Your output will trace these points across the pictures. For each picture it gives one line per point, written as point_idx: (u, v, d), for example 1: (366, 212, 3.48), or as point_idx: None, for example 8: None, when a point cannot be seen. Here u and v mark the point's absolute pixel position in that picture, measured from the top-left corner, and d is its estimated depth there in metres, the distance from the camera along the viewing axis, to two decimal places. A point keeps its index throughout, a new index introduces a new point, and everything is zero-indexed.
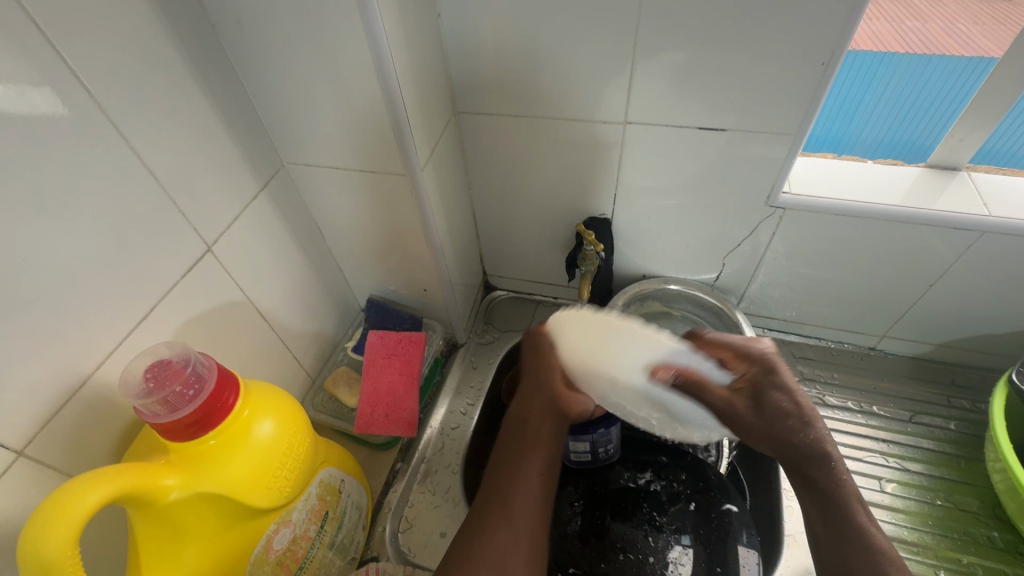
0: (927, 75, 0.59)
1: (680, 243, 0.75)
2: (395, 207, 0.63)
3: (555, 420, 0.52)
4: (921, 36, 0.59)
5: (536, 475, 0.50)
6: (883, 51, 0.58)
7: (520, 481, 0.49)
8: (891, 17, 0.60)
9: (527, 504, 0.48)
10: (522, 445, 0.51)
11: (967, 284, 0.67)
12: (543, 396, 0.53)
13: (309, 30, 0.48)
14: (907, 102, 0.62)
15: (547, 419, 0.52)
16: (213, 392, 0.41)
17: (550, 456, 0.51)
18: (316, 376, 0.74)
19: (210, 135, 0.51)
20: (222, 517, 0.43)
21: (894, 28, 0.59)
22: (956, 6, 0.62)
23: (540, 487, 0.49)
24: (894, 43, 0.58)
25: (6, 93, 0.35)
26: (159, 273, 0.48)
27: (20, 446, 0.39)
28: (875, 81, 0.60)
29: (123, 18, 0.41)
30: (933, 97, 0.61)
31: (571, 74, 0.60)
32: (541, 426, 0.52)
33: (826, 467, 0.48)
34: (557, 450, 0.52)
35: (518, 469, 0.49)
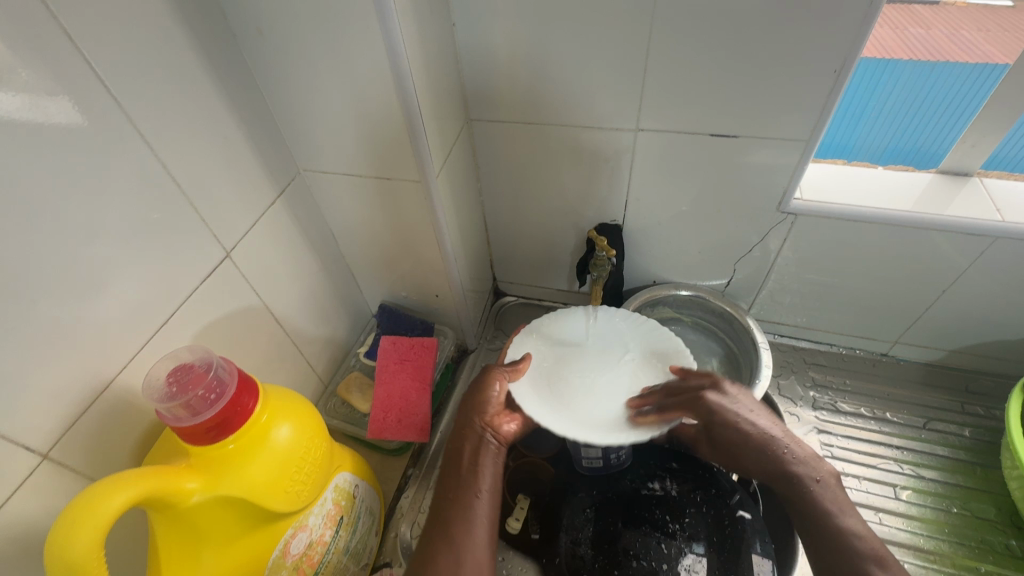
0: (931, 82, 0.59)
1: (691, 249, 0.75)
2: (409, 213, 0.63)
3: (489, 445, 0.55)
4: (926, 45, 0.58)
5: (480, 499, 0.50)
6: (887, 57, 0.58)
7: (464, 506, 0.49)
8: (896, 25, 0.59)
9: (472, 527, 0.48)
10: (461, 472, 0.52)
11: (981, 289, 0.67)
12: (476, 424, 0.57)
13: (328, 40, 0.48)
14: (913, 109, 0.62)
15: (482, 444, 0.55)
16: (232, 397, 0.41)
17: (490, 480, 0.52)
18: (329, 381, 0.74)
19: (229, 142, 0.52)
20: (241, 521, 0.43)
21: (898, 36, 0.58)
22: (965, 10, 0.59)
23: (485, 509, 0.50)
24: (897, 49, 0.58)
25: (22, 104, 0.35)
26: (179, 277, 0.49)
27: (45, 449, 0.40)
28: (880, 88, 0.60)
29: (148, 28, 0.42)
30: (939, 103, 0.61)
31: (583, 82, 0.61)
32: (477, 450, 0.54)
33: (794, 484, 0.50)
34: (497, 472, 0.53)
35: (458, 494, 0.50)
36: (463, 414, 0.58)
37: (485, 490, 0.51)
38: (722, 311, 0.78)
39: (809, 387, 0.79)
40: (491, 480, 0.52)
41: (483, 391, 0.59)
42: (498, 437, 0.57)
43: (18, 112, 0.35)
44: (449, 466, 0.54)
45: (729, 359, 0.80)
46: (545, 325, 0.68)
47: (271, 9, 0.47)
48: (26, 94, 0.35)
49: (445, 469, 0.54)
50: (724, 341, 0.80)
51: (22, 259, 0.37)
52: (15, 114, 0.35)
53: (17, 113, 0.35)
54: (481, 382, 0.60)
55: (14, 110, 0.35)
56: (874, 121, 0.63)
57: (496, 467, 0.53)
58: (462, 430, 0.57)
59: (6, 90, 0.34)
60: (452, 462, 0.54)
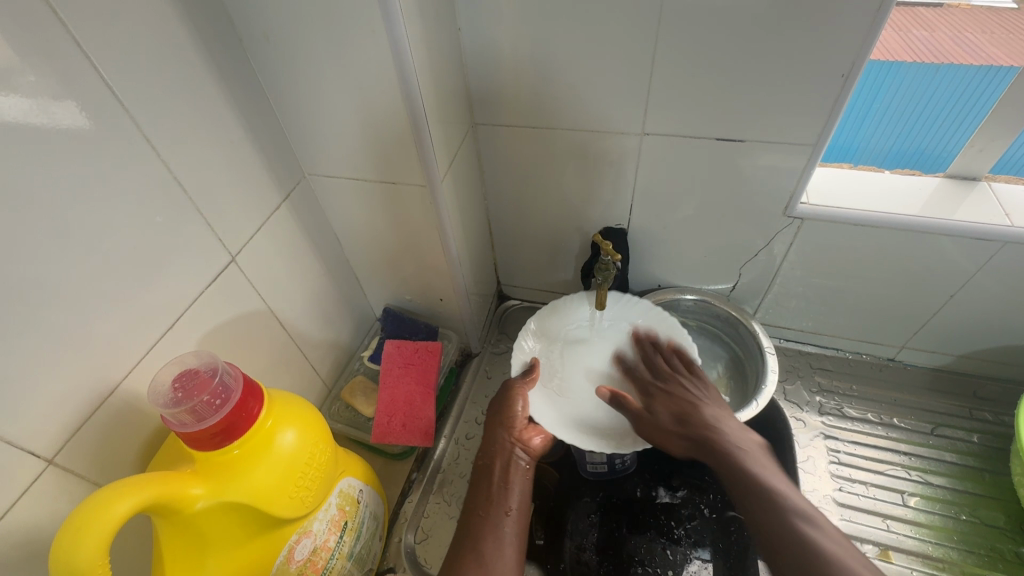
0: (935, 85, 0.58)
1: (695, 253, 0.75)
2: (413, 218, 0.63)
3: (519, 463, 0.60)
4: (930, 47, 0.58)
5: (508, 517, 0.55)
6: (892, 60, 0.57)
7: (494, 525, 0.54)
8: (901, 27, 0.59)
9: (501, 546, 0.53)
10: (491, 490, 0.58)
11: (990, 294, 0.66)
12: (505, 441, 0.61)
13: (334, 45, 0.48)
14: (917, 112, 0.61)
15: (511, 461, 0.60)
16: (238, 402, 0.41)
17: (518, 500, 0.57)
18: (333, 385, 0.74)
19: (235, 146, 0.52)
20: (246, 526, 0.43)
21: (902, 38, 0.59)
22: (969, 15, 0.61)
23: (512, 528, 0.55)
24: (901, 52, 0.58)
25: (28, 108, 0.35)
26: (184, 281, 0.49)
27: (50, 455, 0.40)
28: (884, 91, 0.60)
29: (156, 33, 0.42)
30: (942, 106, 0.61)
31: (588, 86, 0.61)
32: (507, 468, 0.59)
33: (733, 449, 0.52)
34: (524, 488, 0.58)
35: (489, 515, 0.55)
36: (491, 432, 0.62)
37: (513, 508, 0.56)
38: (727, 315, 0.77)
39: (815, 392, 0.79)
40: (519, 499, 0.57)
41: (507, 405, 0.63)
42: (526, 450, 0.61)
43: (24, 116, 0.35)
44: (479, 482, 0.59)
45: (735, 363, 0.79)
46: (552, 313, 0.71)
47: (277, 14, 0.48)
48: (32, 98, 0.35)
49: (475, 485, 0.59)
50: (729, 345, 0.80)
51: (29, 264, 0.37)
52: (21, 118, 0.35)
53: (24, 117, 0.35)
54: (506, 398, 0.64)
55: (20, 113, 0.35)
56: (878, 123, 0.63)
57: (524, 485, 0.59)
58: (491, 446, 0.61)
59: (13, 94, 0.34)
60: (484, 478, 0.59)
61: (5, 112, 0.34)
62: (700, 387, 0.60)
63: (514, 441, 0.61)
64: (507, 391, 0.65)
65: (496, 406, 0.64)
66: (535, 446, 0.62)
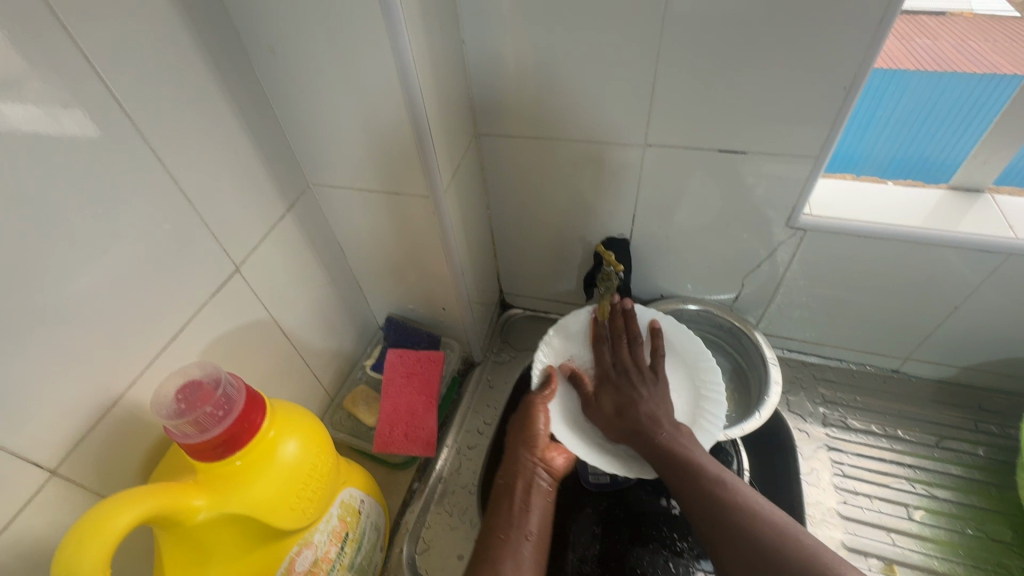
0: (939, 93, 0.58)
1: (698, 263, 0.75)
2: (416, 227, 0.64)
3: (541, 484, 0.61)
4: (934, 55, 0.58)
5: (527, 541, 0.56)
6: (895, 69, 0.57)
7: (513, 547, 0.55)
8: (902, 36, 0.60)
9: (519, 569, 0.53)
10: (512, 510, 0.58)
11: (994, 306, 0.66)
12: (527, 460, 0.62)
13: (339, 57, 0.49)
14: (919, 122, 0.61)
15: (534, 482, 0.61)
16: (241, 413, 0.41)
17: (538, 523, 0.58)
18: (335, 394, 0.74)
19: (241, 157, 0.53)
20: (247, 538, 0.43)
21: (906, 47, 0.59)
22: (972, 24, 0.61)
23: (530, 552, 0.55)
24: (904, 60, 0.58)
25: (41, 117, 0.36)
26: (189, 292, 0.49)
27: (53, 465, 0.40)
28: (887, 98, 0.60)
29: (164, 48, 0.43)
30: (945, 116, 0.60)
31: (590, 98, 0.61)
32: (529, 489, 0.60)
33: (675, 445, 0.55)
34: (544, 514, 0.59)
35: (508, 537, 0.55)
36: (515, 451, 0.63)
37: (533, 532, 0.57)
38: (730, 325, 0.77)
39: (819, 403, 0.78)
40: (538, 522, 0.58)
41: (529, 425, 0.64)
42: (550, 471, 0.62)
43: (35, 125, 0.36)
44: (500, 502, 0.60)
45: (738, 374, 0.79)
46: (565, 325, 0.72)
47: (285, 28, 0.48)
48: (42, 107, 0.36)
49: (496, 506, 0.59)
50: (731, 355, 0.79)
51: (36, 273, 0.37)
52: (33, 128, 0.36)
53: (35, 127, 0.36)
54: (528, 416, 0.65)
55: (30, 123, 0.35)
56: (879, 131, 0.63)
57: (545, 508, 0.59)
58: (513, 466, 0.62)
59: (31, 104, 0.35)
60: (505, 498, 0.60)
61: (27, 125, 0.35)
62: (653, 385, 0.61)
63: (536, 461, 0.62)
64: (528, 409, 0.66)
65: (520, 429, 0.65)
66: (556, 467, 0.63)
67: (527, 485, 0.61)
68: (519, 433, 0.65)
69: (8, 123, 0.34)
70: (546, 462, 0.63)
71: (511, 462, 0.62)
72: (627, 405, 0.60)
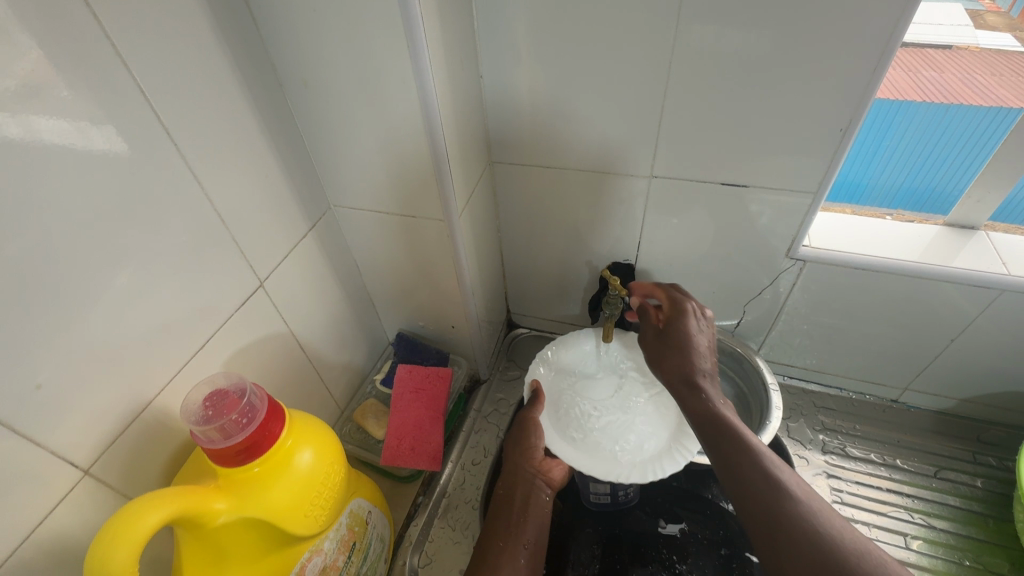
0: (944, 125, 0.61)
1: (701, 289, 0.77)
2: (430, 248, 0.67)
3: (540, 495, 0.65)
4: (938, 86, 0.60)
5: (524, 550, 0.60)
6: (900, 99, 0.60)
7: (511, 553, 0.59)
8: (910, 67, 0.62)
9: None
10: (510, 520, 0.62)
11: (990, 339, 0.67)
12: (527, 472, 0.66)
13: (367, 91, 0.53)
14: (922, 155, 0.64)
15: (533, 493, 0.65)
16: (262, 422, 0.44)
17: (535, 533, 0.62)
18: (346, 407, 0.76)
19: (270, 179, 0.56)
20: (263, 541, 0.45)
21: (911, 78, 0.61)
22: (977, 58, 0.63)
23: (526, 560, 0.59)
24: (910, 91, 0.60)
25: (68, 129, 0.37)
26: (216, 304, 0.52)
27: (87, 465, 0.42)
28: (893, 129, 0.62)
29: (208, 79, 0.47)
30: (949, 148, 0.63)
31: (600, 131, 0.65)
32: (527, 499, 0.64)
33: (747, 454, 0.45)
34: (542, 522, 0.63)
35: (507, 545, 0.59)
36: (514, 462, 0.67)
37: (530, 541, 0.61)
38: (731, 350, 0.79)
39: (819, 430, 0.79)
40: (535, 533, 0.62)
41: (524, 436, 0.68)
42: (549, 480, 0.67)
43: (62, 137, 0.37)
44: (501, 509, 0.64)
45: (739, 399, 0.80)
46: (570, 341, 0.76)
47: (318, 63, 0.52)
48: (76, 125, 0.38)
49: (496, 513, 0.63)
50: (734, 379, 0.81)
51: (84, 283, 0.40)
52: (61, 139, 0.37)
53: (63, 139, 0.37)
54: (524, 428, 0.68)
55: (62, 136, 0.37)
56: (885, 163, 0.65)
57: (542, 520, 0.63)
58: (514, 476, 0.66)
59: (54, 116, 0.37)
60: (504, 508, 0.64)
61: (52, 138, 0.37)
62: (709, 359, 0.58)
63: (535, 473, 0.66)
64: (523, 422, 0.70)
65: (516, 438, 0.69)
66: (555, 478, 0.67)
67: (526, 493, 0.65)
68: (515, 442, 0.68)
69: (36, 135, 0.36)
70: (546, 472, 0.67)
71: (509, 473, 0.66)
72: (681, 352, 0.56)
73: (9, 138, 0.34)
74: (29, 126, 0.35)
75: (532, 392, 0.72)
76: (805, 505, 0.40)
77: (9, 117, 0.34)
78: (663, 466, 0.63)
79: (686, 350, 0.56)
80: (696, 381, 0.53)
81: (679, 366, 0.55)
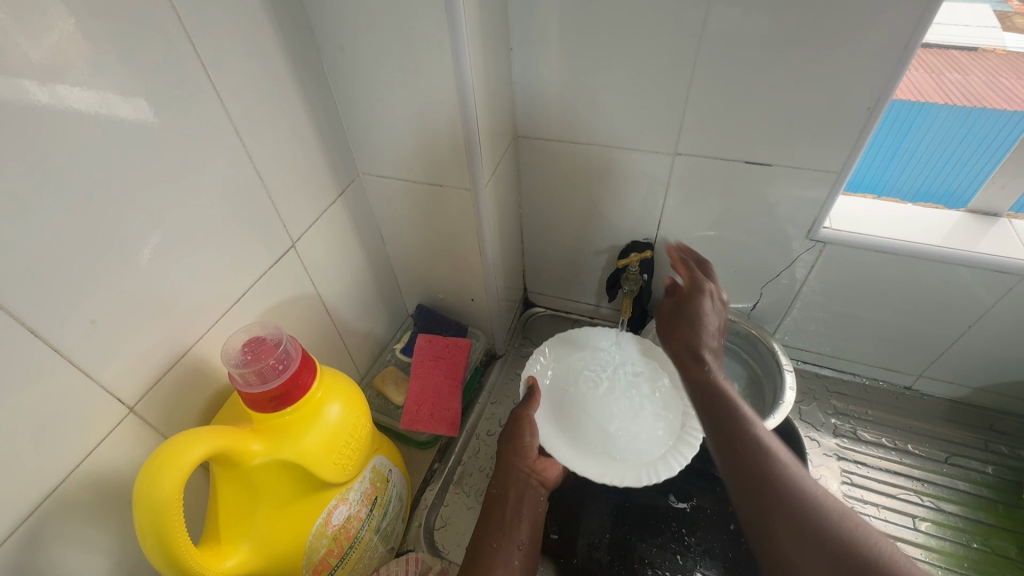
0: (967, 128, 0.61)
1: (720, 270, 0.78)
2: (453, 219, 0.68)
3: (532, 493, 0.67)
4: (962, 89, 0.60)
5: (518, 551, 0.61)
6: (921, 101, 0.60)
7: (505, 555, 0.60)
8: (932, 69, 0.62)
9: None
10: (504, 521, 0.63)
11: (1008, 327, 0.68)
12: (520, 472, 0.67)
13: (402, 57, 0.54)
14: (945, 156, 0.65)
15: (525, 493, 0.66)
16: (295, 372, 0.45)
17: (527, 533, 0.63)
18: (366, 373, 0.78)
19: (304, 142, 0.57)
20: (294, 484, 0.47)
21: (935, 80, 0.61)
22: (1002, 61, 0.63)
23: (520, 561, 0.60)
24: (932, 93, 0.61)
25: (93, 102, 0.38)
26: (249, 262, 0.53)
27: (131, 403, 0.44)
28: (914, 130, 0.63)
29: (251, 38, 0.48)
30: (972, 150, 0.63)
31: (625, 106, 0.65)
32: (520, 499, 0.66)
33: (734, 421, 0.50)
34: (534, 525, 0.65)
35: (501, 546, 0.61)
36: (507, 461, 0.67)
37: (523, 543, 0.62)
38: (746, 333, 0.80)
39: (831, 414, 0.80)
40: (528, 532, 0.64)
41: (518, 436, 0.68)
42: (540, 480, 0.69)
43: (93, 108, 0.38)
44: (494, 510, 0.64)
45: (752, 382, 0.81)
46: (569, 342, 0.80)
47: (354, 27, 0.53)
48: (108, 95, 0.38)
49: (489, 514, 0.64)
50: (747, 362, 0.81)
51: (130, 226, 0.42)
52: (88, 108, 0.37)
53: (96, 106, 0.38)
54: (518, 427, 0.69)
55: (88, 106, 0.37)
56: (906, 160, 0.66)
57: (534, 519, 0.65)
58: (507, 476, 0.67)
59: (81, 87, 0.37)
60: (497, 507, 0.65)
61: (76, 108, 0.37)
62: (716, 324, 0.61)
63: (528, 472, 0.68)
64: (517, 419, 0.70)
65: (510, 438, 0.69)
66: (547, 477, 0.69)
67: (518, 495, 0.66)
68: (509, 443, 0.68)
69: (64, 102, 0.36)
70: (538, 473, 0.69)
71: (503, 472, 0.67)
72: (689, 326, 0.60)
73: (49, 98, 0.35)
74: (55, 93, 0.35)
75: (528, 388, 0.73)
76: (791, 468, 0.45)
77: (42, 83, 0.34)
78: (658, 472, 0.65)
79: (694, 323, 0.60)
80: (700, 354, 0.58)
81: (685, 340, 0.60)
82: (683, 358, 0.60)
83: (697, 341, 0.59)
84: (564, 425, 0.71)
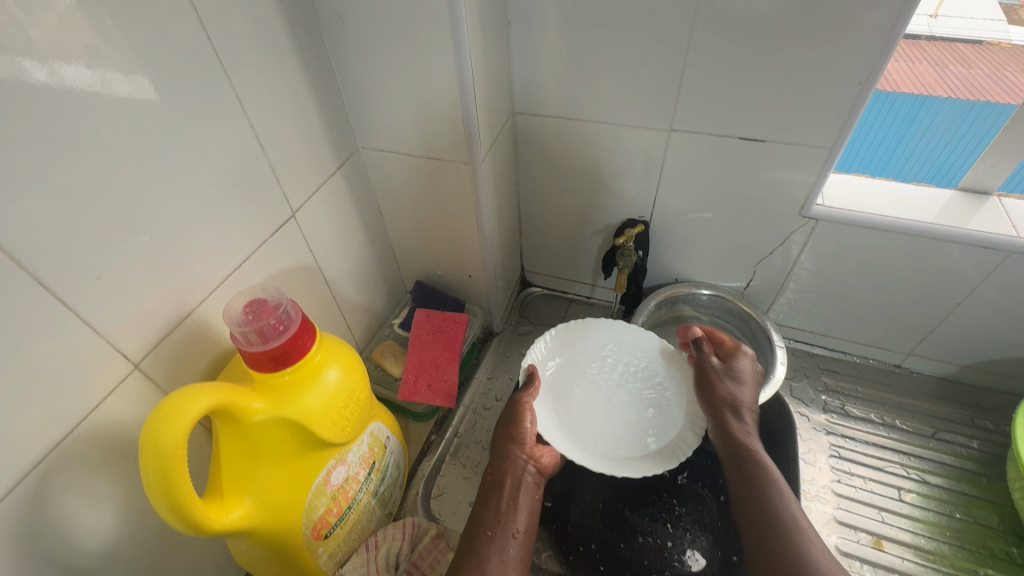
0: (969, 122, 0.65)
1: (714, 249, 0.79)
2: (450, 193, 0.68)
3: (529, 480, 0.64)
4: (965, 81, 0.64)
5: (514, 540, 0.58)
6: (926, 94, 0.63)
7: (500, 544, 0.57)
8: (936, 62, 0.65)
9: (505, 568, 0.55)
10: (499, 510, 0.60)
11: (996, 304, 0.69)
12: (517, 458, 0.65)
13: (401, 27, 0.54)
14: (947, 148, 0.68)
15: (522, 479, 0.64)
16: (295, 334, 0.46)
17: (524, 522, 0.60)
18: (365, 347, 0.79)
19: (303, 113, 0.58)
20: (295, 443, 0.48)
21: (938, 73, 0.64)
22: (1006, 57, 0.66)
23: (516, 550, 0.57)
24: (937, 86, 0.63)
25: (90, 78, 0.38)
26: (249, 230, 0.54)
27: (136, 359, 0.45)
28: (919, 123, 0.65)
29: (252, 6, 0.49)
30: (973, 143, 0.66)
31: (622, 82, 0.65)
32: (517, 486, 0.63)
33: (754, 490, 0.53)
34: (531, 514, 0.61)
35: (496, 534, 0.57)
36: (504, 447, 0.65)
37: (520, 532, 0.59)
38: (740, 311, 0.81)
39: (821, 391, 0.82)
40: (526, 521, 0.60)
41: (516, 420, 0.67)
42: (539, 467, 0.66)
43: (90, 84, 0.38)
44: (489, 496, 0.62)
45: None
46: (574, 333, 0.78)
47: None
48: (110, 57, 0.39)
49: (484, 499, 0.62)
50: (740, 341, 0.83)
51: (133, 188, 0.42)
52: (87, 80, 0.38)
53: (97, 74, 0.38)
54: (517, 410, 0.67)
55: (85, 82, 0.38)
56: (910, 151, 0.68)
57: (531, 507, 0.62)
58: (502, 462, 0.64)
59: (79, 63, 0.37)
60: (493, 493, 0.62)
61: (73, 83, 0.37)
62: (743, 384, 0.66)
63: (526, 457, 0.65)
64: (515, 403, 0.69)
65: (507, 424, 0.67)
66: (544, 464, 0.66)
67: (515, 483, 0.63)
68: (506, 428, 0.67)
69: (65, 73, 0.36)
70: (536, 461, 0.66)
71: (499, 457, 0.65)
72: (719, 382, 0.66)
73: (46, 73, 0.35)
74: (59, 55, 0.36)
75: (527, 375, 0.72)
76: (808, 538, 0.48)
77: (47, 41, 0.35)
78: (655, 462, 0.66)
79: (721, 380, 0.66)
80: (738, 411, 0.63)
81: (720, 399, 0.65)
82: (714, 414, 0.64)
83: (726, 398, 0.64)
84: (562, 416, 0.71)
